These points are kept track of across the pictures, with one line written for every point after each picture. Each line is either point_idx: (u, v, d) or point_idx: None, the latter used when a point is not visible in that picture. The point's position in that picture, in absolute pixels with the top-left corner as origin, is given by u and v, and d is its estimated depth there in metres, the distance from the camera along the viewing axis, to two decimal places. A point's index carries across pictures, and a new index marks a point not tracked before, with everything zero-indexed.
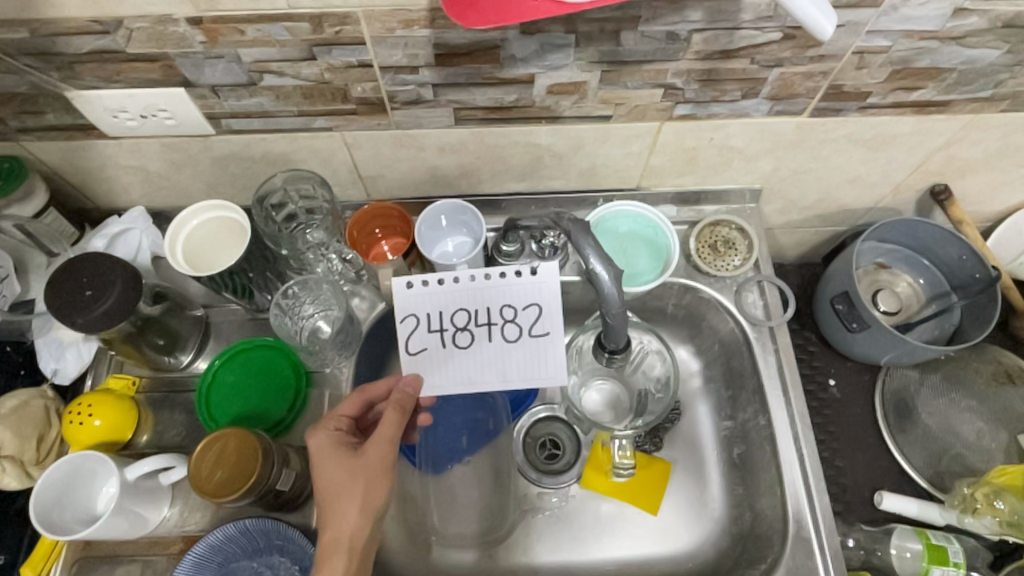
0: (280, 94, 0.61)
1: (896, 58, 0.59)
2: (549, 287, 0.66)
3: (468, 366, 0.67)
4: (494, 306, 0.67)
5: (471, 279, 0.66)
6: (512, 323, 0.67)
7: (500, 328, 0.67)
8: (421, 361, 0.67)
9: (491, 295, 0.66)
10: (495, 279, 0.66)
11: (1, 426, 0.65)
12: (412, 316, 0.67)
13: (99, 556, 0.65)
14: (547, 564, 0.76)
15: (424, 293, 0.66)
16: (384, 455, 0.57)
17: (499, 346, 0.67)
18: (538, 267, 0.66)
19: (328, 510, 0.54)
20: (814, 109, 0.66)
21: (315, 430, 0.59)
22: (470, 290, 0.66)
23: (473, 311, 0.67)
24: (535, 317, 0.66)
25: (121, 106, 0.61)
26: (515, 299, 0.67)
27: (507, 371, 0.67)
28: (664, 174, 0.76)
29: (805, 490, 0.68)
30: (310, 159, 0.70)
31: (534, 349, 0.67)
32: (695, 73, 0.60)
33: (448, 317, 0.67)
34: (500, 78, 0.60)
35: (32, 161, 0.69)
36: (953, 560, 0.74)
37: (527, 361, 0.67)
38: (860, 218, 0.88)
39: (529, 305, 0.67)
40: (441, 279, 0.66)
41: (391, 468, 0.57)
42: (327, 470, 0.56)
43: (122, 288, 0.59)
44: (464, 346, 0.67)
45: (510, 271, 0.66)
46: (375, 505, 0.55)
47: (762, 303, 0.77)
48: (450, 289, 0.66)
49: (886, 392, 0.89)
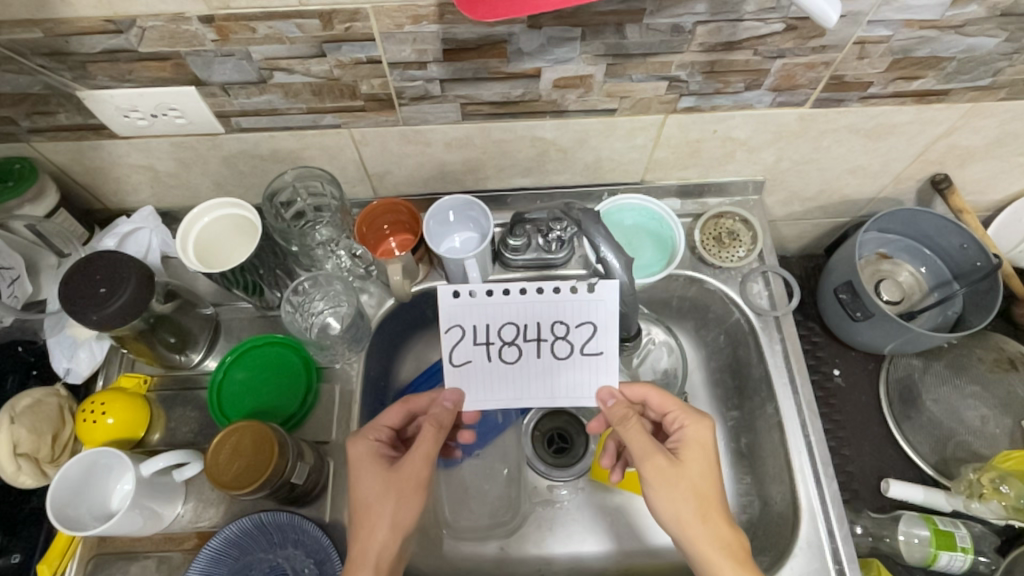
0: (290, 91, 0.61)
1: (897, 48, 0.60)
2: (605, 306, 0.60)
3: (515, 383, 0.62)
4: (545, 321, 0.61)
5: (523, 292, 0.60)
6: (564, 340, 0.61)
7: (549, 345, 0.61)
8: (465, 374, 0.61)
9: (543, 309, 0.61)
10: (550, 293, 0.60)
11: (17, 423, 0.65)
12: (457, 327, 0.61)
13: (114, 552, 0.66)
14: (558, 555, 0.76)
15: (471, 302, 0.60)
16: (418, 471, 0.58)
17: (549, 363, 0.61)
18: (597, 284, 0.60)
19: (359, 522, 0.57)
20: (816, 99, 0.67)
21: (356, 438, 0.61)
22: (522, 303, 0.61)
23: (522, 325, 0.61)
24: (589, 335, 0.61)
25: (132, 105, 0.61)
26: (569, 316, 0.61)
27: (556, 391, 0.62)
28: (668, 167, 0.77)
29: (813, 476, 0.69)
30: (318, 156, 0.71)
31: (585, 369, 0.61)
32: (699, 65, 0.61)
33: (495, 330, 0.61)
34: (507, 72, 0.60)
35: (43, 162, 0.70)
36: (961, 545, 0.75)
37: (577, 382, 0.62)
38: (862, 209, 0.89)
39: (584, 323, 0.61)
40: (490, 290, 0.60)
41: (424, 484, 0.59)
42: (363, 481, 0.59)
43: (136, 286, 0.60)
44: (511, 361, 0.61)
45: (565, 286, 0.60)
46: (405, 522, 0.57)
47: (767, 293, 0.78)
48: (501, 300, 0.61)
49: (890, 380, 0.90)
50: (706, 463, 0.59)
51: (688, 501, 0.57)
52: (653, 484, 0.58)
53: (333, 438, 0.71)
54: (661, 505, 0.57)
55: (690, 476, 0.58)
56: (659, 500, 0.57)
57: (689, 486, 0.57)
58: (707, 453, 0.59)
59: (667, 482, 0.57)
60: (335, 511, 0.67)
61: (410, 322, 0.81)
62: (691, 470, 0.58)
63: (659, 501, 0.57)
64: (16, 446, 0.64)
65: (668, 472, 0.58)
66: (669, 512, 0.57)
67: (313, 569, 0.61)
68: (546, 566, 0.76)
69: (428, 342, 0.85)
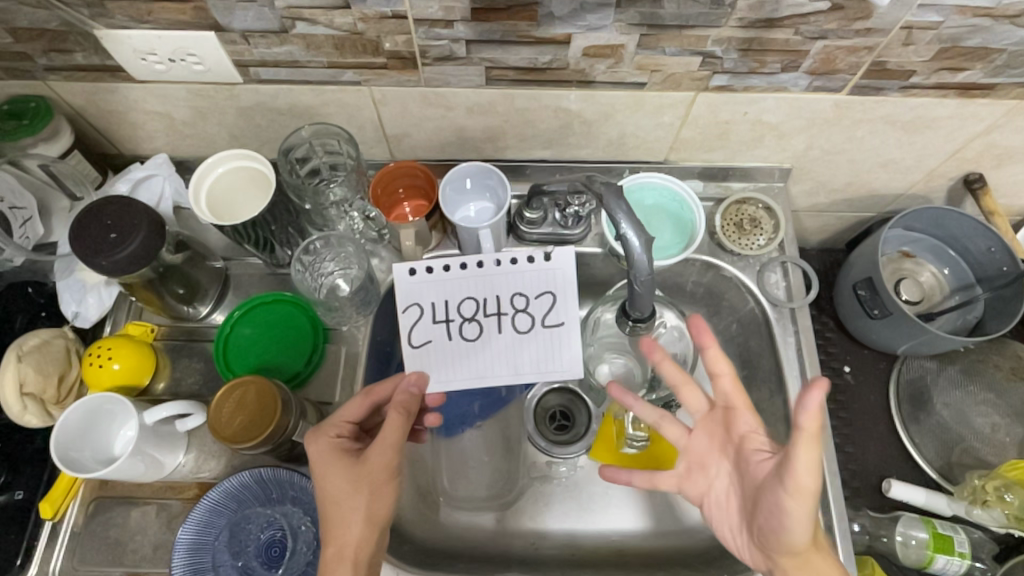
0: (312, 43, 0.59)
1: (945, 36, 0.57)
2: (558, 275, 0.66)
3: (476, 358, 0.66)
4: (504, 296, 0.66)
5: (479, 266, 0.65)
6: (524, 312, 0.66)
7: (510, 319, 0.66)
8: (428, 354, 0.66)
9: (501, 286, 0.66)
10: (505, 269, 0.65)
11: (24, 362, 0.65)
12: (416, 306, 0.66)
13: (116, 496, 0.67)
14: (553, 530, 0.77)
15: (429, 280, 0.65)
16: (387, 461, 0.56)
17: (510, 337, 0.66)
18: (554, 253, 0.65)
19: (331, 522, 0.54)
20: (854, 86, 0.64)
21: (315, 437, 0.57)
22: (480, 279, 0.66)
23: (481, 301, 0.66)
24: (548, 306, 0.66)
25: (149, 47, 0.60)
26: (528, 289, 0.66)
27: (514, 361, 0.66)
28: (693, 148, 0.75)
29: (815, 471, 0.68)
30: (337, 113, 0.69)
31: (546, 340, 0.66)
32: (736, 41, 0.59)
33: (454, 307, 0.66)
34: (535, 37, 0.58)
35: (58, 102, 0.69)
36: (959, 551, 0.75)
37: (536, 352, 0.66)
38: (889, 204, 0.87)
39: (543, 294, 0.66)
40: (447, 266, 0.65)
41: (394, 474, 0.57)
42: (327, 480, 0.56)
43: (147, 232, 0.59)
44: (472, 337, 0.66)
45: (521, 258, 0.65)
46: (378, 514, 0.55)
47: (785, 283, 0.76)
48: (458, 277, 0.65)
49: (901, 381, 0.89)
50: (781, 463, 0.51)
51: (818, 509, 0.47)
52: (801, 499, 0.44)
53: (336, 400, 0.72)
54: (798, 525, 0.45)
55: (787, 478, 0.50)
56: (800, 519, 0.45)
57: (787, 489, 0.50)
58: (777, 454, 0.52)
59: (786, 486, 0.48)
60: None
61: None
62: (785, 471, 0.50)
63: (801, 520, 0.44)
64: (22, 385, 0.65)
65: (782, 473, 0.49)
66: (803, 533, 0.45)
67: (310, 527, 0.61)
68: (540, 541, 0.77)
69: None
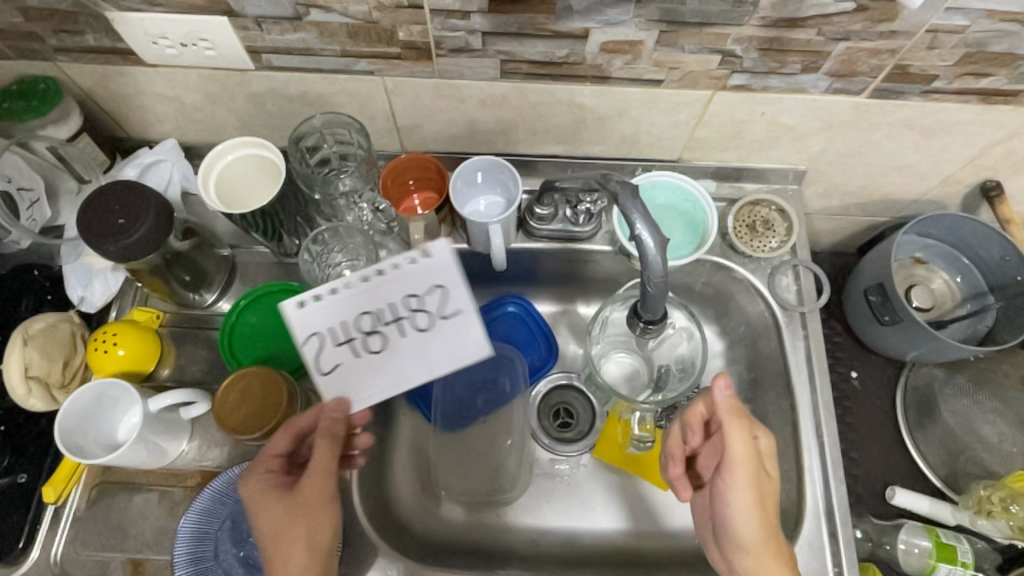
0: (325, 31, 0.59)
1: (971, 40, 0.56)
2: (444, 264, 0.58)
3: (389, 369, 0.59)
4: (397, 300, 0.58)
5: (361, 279, 0.57)
6: (420, 311, 0.59)
7: (409, 320, 0.59)
8: (340, 379, 0.58)
9: (377, 296, 0.58)
10: (358, 280, 0.57)
11: (30, 346, 0.65)
12: (314, 337, 0.57)
13: (118, 481, 0.67)
14: (554, 528, 0.77)
15: (320, 307, 0.56)
16: (322, 485, 0.54)
17: (416, 339, 0.59)
18: (430, 246, 0.57)
19: (273, 559, 0.51)
20: (875, 89, 0.63)
21: (245, 477, 0.55)
22: (367, 292, 0.57)
23: (377, 311, 0.58)
24: (441, 298, 0.59)
25: (161, 31, 0.59)
26: (417, 286, 0.58)
27: (431, 361, 0.60)
28: (707, 147, 0.74)
29: (821, 477, 0.68)
30: (348, 102, 0.69)
31: (451, 332, 0.60)
32: (757, 41, 0.58)
33: (352, 324, 0.58)
34: (553, 30, 0.57)
35: (67, 84, 0.68)
36: (962, 560, 0.74)
37: (448, 345, 0.60)
38: (902, 209, 0.86)
39: (433, 288, 0.59)
40: (332, 287, 0.56)
41: (332, 497, 0.54)
42: (262, 516, 0.53)
43: (154, 219, 0.58)
44: (379, 349, 0.58)
45: (398, 260, 0.57)
46: (321, 539, 0.53)
47: (796, 287, 0.76)
48: (343, 296, 0.57)
49: (907, 388, 0.88)
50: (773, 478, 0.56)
51: (768, 515, 0.55)
52: (745, 491, 0.55)
53: None
54: (744, 516, 0.55)
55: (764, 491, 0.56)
56: (744, 510, 0.55)
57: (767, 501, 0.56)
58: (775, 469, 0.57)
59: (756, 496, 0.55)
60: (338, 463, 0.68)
61: None
62: (767, 484, 0.56)
63: (743, 511, 0.55)
64: (27, 368, 0.64)
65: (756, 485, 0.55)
66: (749, 524, 0.55)
67: None
68: (540, 538, 0.76)
69: None
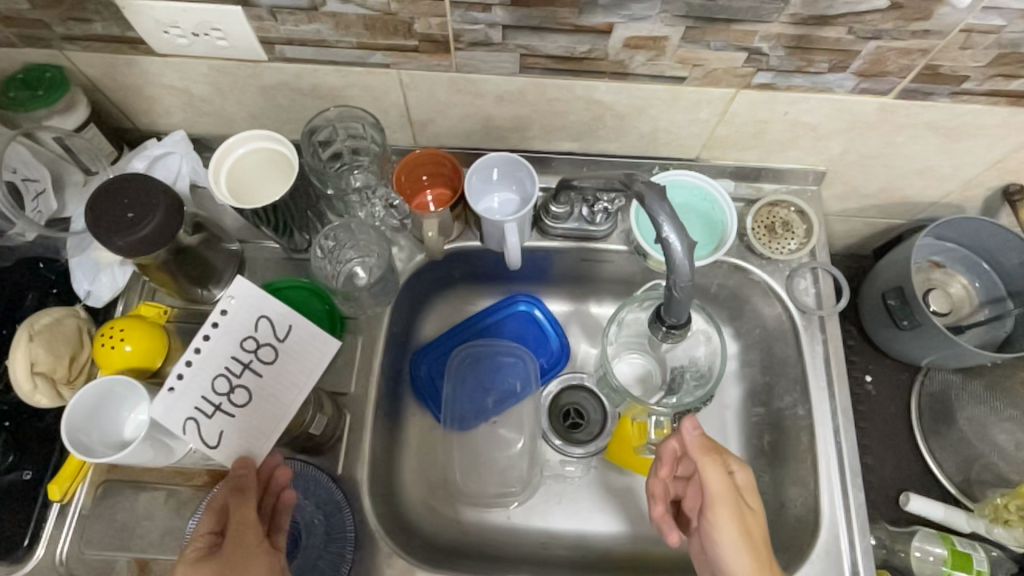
0: (341, 23, 0.57)
1: (1006, 41, 0.55)
2: (247, 291, 0.62)
3: (264, 410, 0.61)
4: (235, 349, 0.61)
5: (197, 348, 0.60)
6: (262, 346, 0.62)
7: (257, 361, 0.62)
8: (232, 443, 0.59)
9: (215, 355, 0.60)
10: (197, 351, 0.60)
11: (35, 341, 0.63)
12: (190, 420, 0.58)
13: (124, 480, 0.66)
14: (565, 531, 0.75)
15: (177, 393, 0.58)
16: (246, 537, 0.53)
17: (274, 371, 0.62)
18: (230, 290, 0.61)
19: None
20: (902, 89, 0.62)
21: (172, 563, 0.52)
22: (205, 354, 0.60)
23: (227, 369, 0.61)
24: (272, 325, 0.63)
25: (172, 20, 0.57)
26: (245, 327, 0.62)
27: (298, 379, 0.63)
28: (727, 146, 0.73)
29: (838, 484, 0.67)
30: (362, 95, 0.67)
31: (301, 348, 0.63)
32: (785, 38, 0.56)
33: (211, 392, 0.59)
34: (576, 25, 0.56)
35: (74, 73, 0.67)
36: (976, 568, 0.73)
37: (303, 355, 0.63)
38: (921, 212, 0.84)
39: (259, 320, 0.62)
40: (179, 371, 0.58)
41: (258, 545, 0.53)
42: None
43: (164, 214, 0.57)
44: (248, 399, 0.61)
45: (213, 316, 0.61)
46: None
47: (814, 291, 0.74)
48: (189, 371, 0.59)
49: (923, 394, 0.87)
50: (757, 513, 0.57)
51: (760, 550, 0.55)
52: (732, 527, 0.56)
53: (351, 391, 0.70)
54: (734, 552, 0.55)
55: (751, 528, 0.56)
56: (734, 548, 0.56)
57: (754, 537, 0.56)
58: (757, 505, 0.58)
59: (742, 531, 0.56)
60: (348, 464, 0.67)
61: (435, 280, 0.81)
62: (751, 522, 0.57)
63: (732, 549, 0.56)
64: (33, 364, 0.63)
65: (739, 520, 0.56)
66: (741, 562, 0.55)
67: (321, 521, 0.63)
68: (551, 542, 0.75)
69: (451, 303, 0.85)
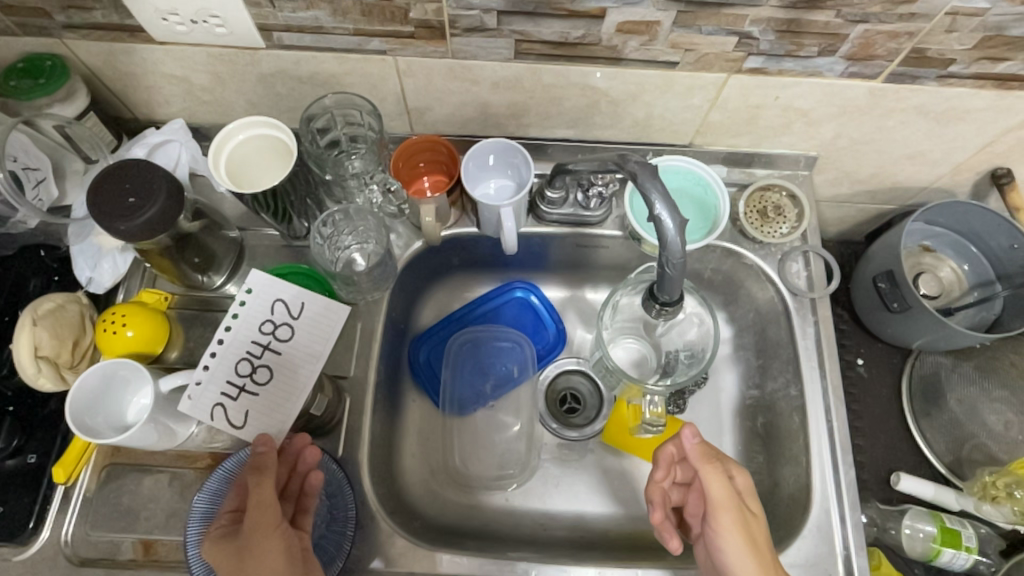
0: (338, 9, 0.58)
1: (991, 23, 0.56)
2: (262, 279, 0.65)
3: (285, 387, 0.63)
4: (255, 333, 0.64)
5: (221, 338, 0.63)
6: (280, 326, 0.65)
7: (275, 341, 0.64)
8: (257, 420, 0.61)
9: (238, 340, 0.63)
10: (221, 341, 0.63)
11: (40, 325, 0.64)
12: (218, 406, 0.61)
13: (127, 463, 0.67)
14: (563, 512, 0.76)
15: (203, 379, 0.61)
16: (261, 517, 0.52)
17: (291, 348, 0.64)
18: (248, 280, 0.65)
19: None
20: (891, 73, 0.63)
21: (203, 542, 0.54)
22: (228, 341, 0.63)
23: (248, 353, 0.63)
24: (285, 306, 0.65)
25: (171, 8, 0.58)
26: (263, 313, 0.65)
27: (317, 350, 0.64)
28: (720, 132, 0.74)
29: (830, 461, 0.68)
30: (360, 83, 0.68)
31: (313, 324, 0.65)
32: (775, 22, 0.57)
33: (235, 377, 0.62)
34: (569, 10, 0.57)
35: (74, 62, 0.67)
36: (966, 544, 0.75)
37: (315, 329, 0.65)
38: (911, 197, 0.86)
39: (274, 304, 0.65)
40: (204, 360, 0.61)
41: (276, 524, 0.52)
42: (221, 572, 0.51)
43: (166, 198, 0.58)
44: (268, 377, 0.63)
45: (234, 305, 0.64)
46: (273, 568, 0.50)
47: (806, 273, 0.76)
48: (214, 358, 0.62)
49: (914, 376, 0.89)
50: (758, 516, 0.59)
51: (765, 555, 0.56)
52: (736, 533, 0.57)
53: (351, 374, 0.71)
54: (739, 558, 0.56)
55: (754, 531, 0.57)
56: (737, 553, 0.56)
57: (759, 540, 0.57)
58: (757, 507, 0.59)
59: (746, 535, 0.57)
60: (348, 446, 0.68)
61: (434, 267, 0.82)
62: (755, 525, 0.58)
63: (737, 554, 0.56)
64: (37, 348, 0.64)
65: (743, 524, 0.57)
66: (746, 568, 0.55)
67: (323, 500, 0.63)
68: (549, 522, 0.76)
69: (449, 290, 0.87)
